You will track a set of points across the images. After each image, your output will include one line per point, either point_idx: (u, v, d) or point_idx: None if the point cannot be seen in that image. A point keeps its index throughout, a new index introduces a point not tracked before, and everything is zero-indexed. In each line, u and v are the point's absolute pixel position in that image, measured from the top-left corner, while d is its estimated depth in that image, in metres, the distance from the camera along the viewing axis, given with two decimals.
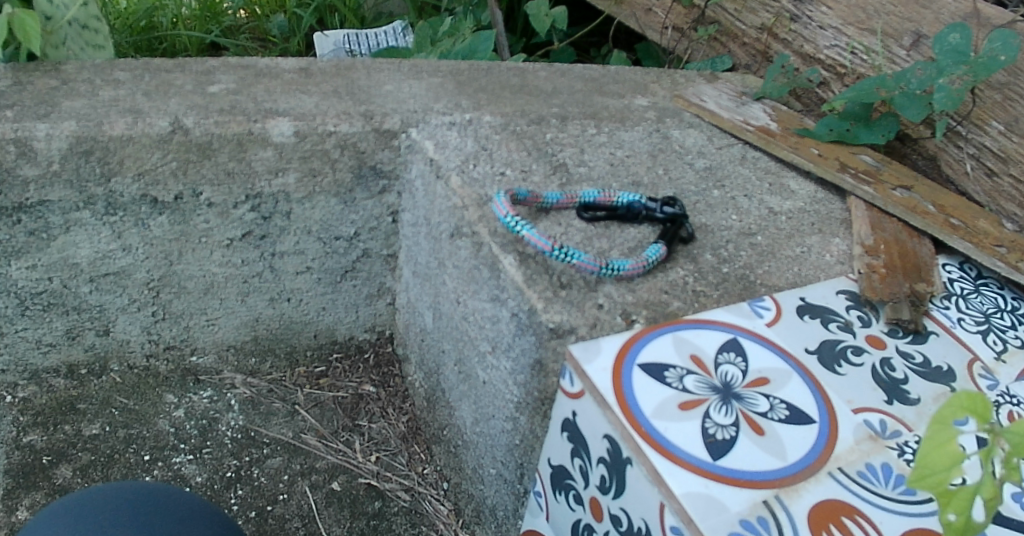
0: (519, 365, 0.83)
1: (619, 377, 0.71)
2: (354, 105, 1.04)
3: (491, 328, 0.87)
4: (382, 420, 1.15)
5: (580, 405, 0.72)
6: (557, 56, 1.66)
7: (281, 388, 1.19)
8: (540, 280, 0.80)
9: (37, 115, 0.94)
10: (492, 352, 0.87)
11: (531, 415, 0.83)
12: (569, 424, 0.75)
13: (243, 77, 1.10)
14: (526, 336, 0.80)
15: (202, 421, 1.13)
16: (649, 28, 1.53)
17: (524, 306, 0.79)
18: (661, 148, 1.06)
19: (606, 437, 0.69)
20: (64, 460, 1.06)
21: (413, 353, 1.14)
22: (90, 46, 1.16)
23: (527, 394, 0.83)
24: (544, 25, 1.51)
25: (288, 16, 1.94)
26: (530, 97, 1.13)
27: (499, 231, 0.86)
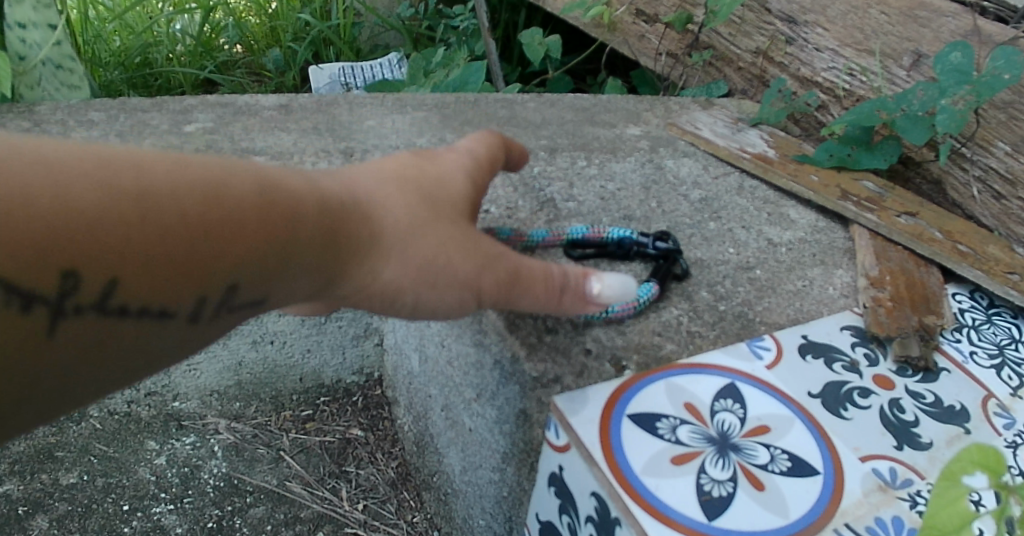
0: (503, 414, 0.78)
1: (607, 429, 0.66)
2: (333, 142, 1.00)
3: (475, 375, 0.82)
4: (370, 466, 1.08)
5: (567, 459, 0.67)
6: (553, 84, 1.61)
7: (265, 433, 1.13)
8: (524, 324, 0.76)
9: None
10: (477, 399, 0.83)
11: (518, 467, 0.78)
12: (556, 479, 0.70)
13: (222, 115, 1.07)
14: (509, 385, 0.76)
15: (184, 469, 1.07)
16: (643, 55, 1.49)
17: (507, 353, 0.75)
18: (654, 179, 1.01)
19: (595, 495, 0.64)
20: (40, 510, 1.02)
21: (401, 395, 1.09)
22: (65, 86, 1.14)
23: (512, 444, 0.78)
24: (539, 54, 1.47)
25: (283, 50, 1.93)
26: (517, 129, 1.08)
27: None
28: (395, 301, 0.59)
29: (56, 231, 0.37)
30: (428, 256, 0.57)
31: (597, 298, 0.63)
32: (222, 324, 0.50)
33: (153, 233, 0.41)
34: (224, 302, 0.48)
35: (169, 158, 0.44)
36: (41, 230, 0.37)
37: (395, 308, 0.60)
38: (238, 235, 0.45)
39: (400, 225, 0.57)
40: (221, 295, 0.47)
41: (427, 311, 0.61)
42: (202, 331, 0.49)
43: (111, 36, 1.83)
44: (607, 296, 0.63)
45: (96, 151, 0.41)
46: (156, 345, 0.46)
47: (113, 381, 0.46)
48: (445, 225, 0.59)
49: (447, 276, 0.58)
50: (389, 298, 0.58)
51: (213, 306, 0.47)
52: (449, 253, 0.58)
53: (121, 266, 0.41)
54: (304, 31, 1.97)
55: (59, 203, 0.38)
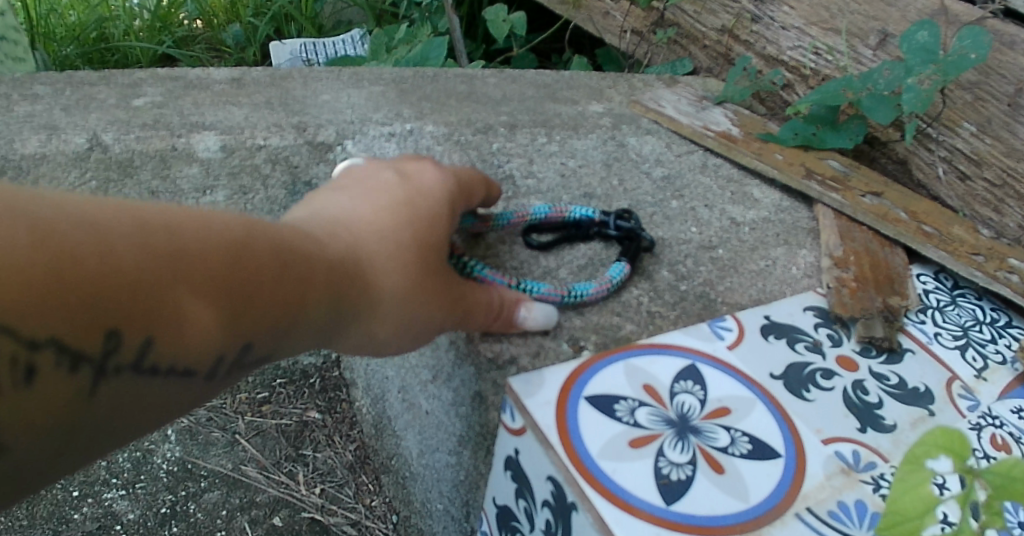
0: (460, 396, 0.76)
1: (563, 413, 0.65)
2: (286, 117, 0.96)
3: (430, 356, 0.81)
4: (328, 449, 1.04)
5: (523, 443, 0.66)
6: (517, 62, 1.57)
7: (220, 416, 1.08)
8: None
9: None
10: (433, 381, 0.81)
11: (474, 450, 0.75)
12: (513, 463, 0.68)
13: (172, 88, 1.02)
14: (464, 366, 0.74)
15: (135, 453, 1.03)
16: (608, 32, 1.46)
17: (462, 333, 0.74)
18: (617, 156, 0.99)
19: (551, 479, 0.63)
20: None
21: (359, 376, 1.04)
22: (11, 58, 1.08)
23: (469, 427, 0.75)
24: (504, 30, 1.43)
25: (243, 25, 1.85)
26: (476, 105, 1.03)
27: None
28: (382, 345, 0.61)
29: (107, 290, 0.37)
30: (419, 303, 0.60)
31: (523, 326, 0.71)
32: (230, 381, 0.49)
33: (192, 297, 0.41)
34: (237, 361, 0.47)
35: (201, 216, 0.44)
36: (94, 292, 0.36)
37: (382, 349, 0.62)
38: (262, 294, 0.46)
39: (399, 276, 0.58)
40: (240, 354, 0.47)
41: (406, 348, 0.63)
42: (211, 390, 0.48)
43: (64, 11, 1.76)
44: (531, 325, 0.71)
45: (130, 209, 0.40)
46: (171, 405, 0.45)
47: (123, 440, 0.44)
48: (433, 273, 0.61)
49: (431, 319, 0.62)
50: (377, 343, 0.60)
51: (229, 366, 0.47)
52: (434, 302, 0.61)
53: (160, 327, 0.40)
54: (265, 6, 1.89)
55: (109, 262, 0.37)
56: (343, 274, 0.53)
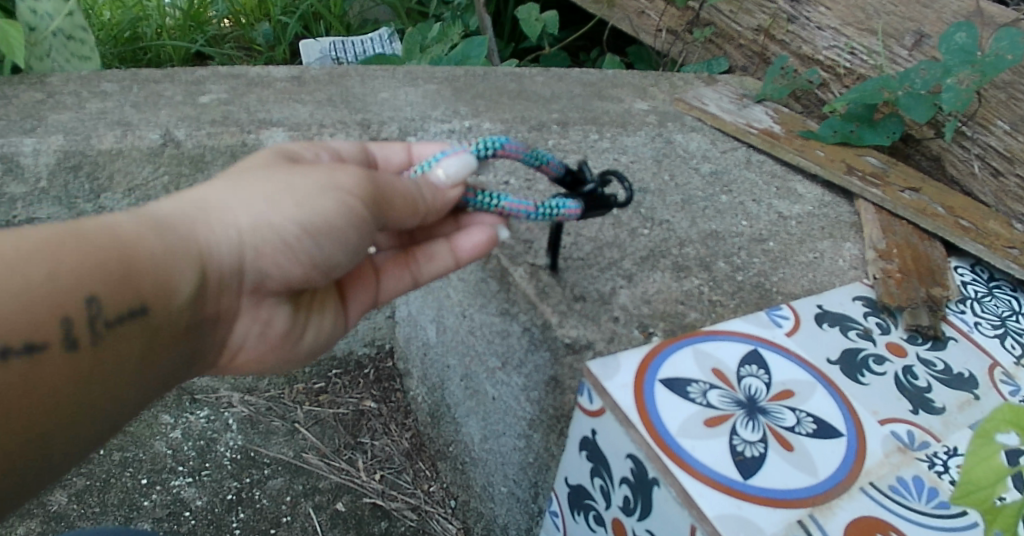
0: (531, 382, 0.82)
1: (641, 394, 0.69)
2: (350, 114, 1.00)
3: (501, 343, 0.87)
4: (385, 437, 1.08)
5: (601, 423, 0.70)
6: (549, 60, 1.52)
7: (279, 405, 1.11)
8: (554, 293, 0.81)
9: (23, 129, 0.96)
10: (503, 368, 0.87)
11: (546, 433, 0.82)
12: (588, 443, 0.73)
13: (235, 86, 1.05)
14: (539, 352, 0.80)
15: (200, 442, 1.07)
16: (643, 31, 1.48)
17: (538, 321, 0.80)
18: (666, 153, 1.03)
19: (631, 457, 0.67)
20: (58, 485, 1.02)
21: (415, 367, 1.08)
22: (76, 57, 1.13)
23: (541, 411, 0.82)
24: (535, 30, 1.34)
25: (273, 25, 1.79)
26: (527, 103, 1.07)
27: (506, 244, 0.87)
28: (285, 245, 0.61)
29: None
30: (265, 192, 0.61)
31: (451, 184, 0.67)
32: (132, 340, 0.57)
33: None
34: (98, 319, 0.55)
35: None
36: None
37: (294, 254, 0.62)
38: (60, 255, 0.53)
39: (216, 190, 0.61)
40: (95, 313, 0.54)
41: (313, 238, 0.61)
42: (117, 350, 0.57)
43: (98, 12, 1.72)
44: (453, 175, 0.67)
45: None
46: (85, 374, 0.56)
47: (86, 415, 0.57)
48: (261, 172, 0.62)
49: (299, 194, 0.60)
50: (273, 243, 0.61)
51: (107, 328, 0.56)
52: (270, 178, 0.61)
53: None
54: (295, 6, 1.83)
55: None
56: (159, 216, 0.59)
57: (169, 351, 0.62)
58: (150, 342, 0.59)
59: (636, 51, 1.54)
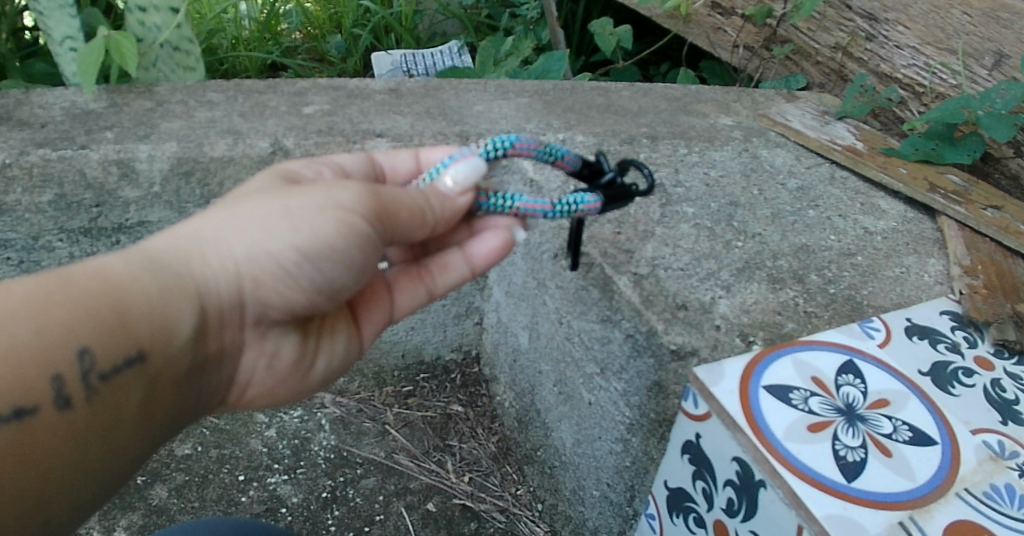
0: (632, 386, 0.88)
1: (747, 399, 0.72)
2: (448, 125, 1.05)
3: (599, 349, 0.93)
4: (473, 440, 1.13)
5: (706, 427, 0.74)
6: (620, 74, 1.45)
7: (370, 407, 1.16)
8: (658, 301, 0.87)
9: (137, 136, 1.01)
10: (601, 374, 0.94)
11: (644, 437, 0.88)
12: (691, 447, 0.76)
13: (337, 97, 1.10)
14: (642, 358, 0.85)
15: (294, 441, 1.11)
16: (720, 47, 1.47)
17: (643, 328, 0.85)
18: (753, 168, 1.07)
19: (737, 459, 0.70)
20: (159, 479, 1.07)
21: (502, 373, 1.14)
22: (182, 68, 1.15)
23: (641, 416, 0.87)
24: (609, 45, 1.33)
25: (345, 36, 1.58)
26: (617, 116, 1.12)
27: (609, 253, 0.94)
28: (283, 271, 0.63)
29: None
30: (260, 220, 0.61)
31: (460, 191, 0.65)
32: (131, 387, 0.60)
33: None
34: (92, 371, 0.58)
35: None
36: None
37: (293, 279, 0.64)
38: (49, 315, 0.56)
39: (207, 223, 0.63)
40: (88, 366, 0.57)
41: (310, 262, 0.62)
42: (116, 400, 0.60)
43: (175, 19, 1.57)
44: (461, 182, 0.65)
45: None
46: (84, 430, 0.59)
47: (106, 457, 0.61)
48: (254, 197, 0.63)
49: (297, 218, 0.60)
50: (270, 271, 0.62)
51: (102, 379, 0.58)
52: (263, 203, 0.62)
53: None
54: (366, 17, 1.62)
55: None
56: (152, 254, 0.61)
57: (173, 393, 0.64)
58: (150, 387, 0.62)
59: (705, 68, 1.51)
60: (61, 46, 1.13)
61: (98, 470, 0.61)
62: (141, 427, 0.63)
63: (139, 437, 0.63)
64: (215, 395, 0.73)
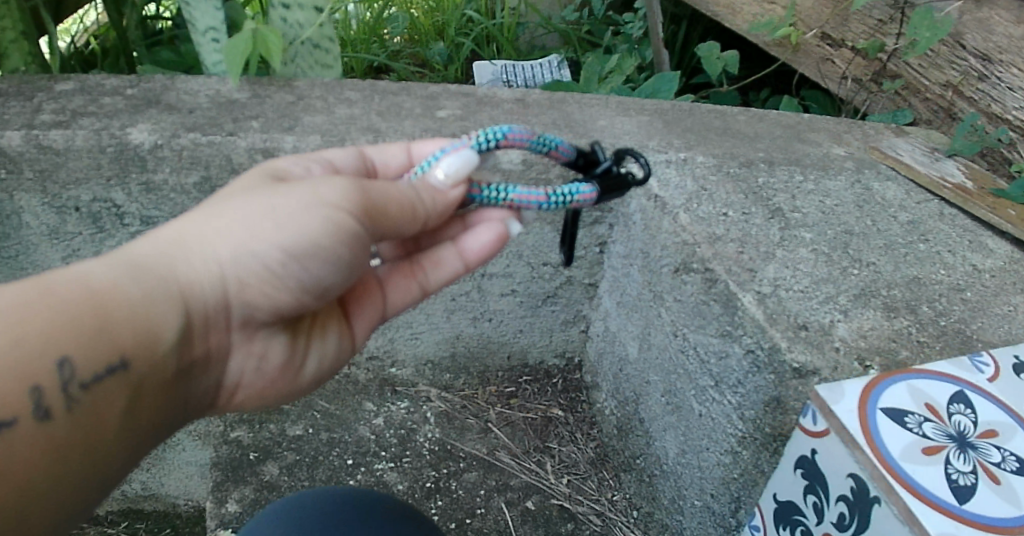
0: (748, 400, 0.90)
1: (866, 419, 0.75)
2: (574, 138, 1.10)
3: (716, 364, 0.95)
4: (572, 444, 1.17)
5: (823, 443, 0.78)
6: (719, 98, 1.45)
7: (473, 404, 1.19)
8: (781, 320, 0.90)
9: (283, 127, 1.06)
10: (716, 387, 0.95)
11: (757, 451, 0.90)
12: (805, 461, 0.80)
13: (468, 103, 1.14)
14: (762, 373, 0.88)
15: (400, 431, 1.15)
16: (828, 78, 1.42)
17: (766, 344, 0.88)
18: (866, 199, 1.10)
19: (852, 476, 0.74)
20: (271, 457, 1.11)
21: (605, 382, 1.19)
22: (319, 64, 1.20)
23: (755, 429, 0.89)
24: (715, 68, 1.38)
25: (446, 43, 1.62)
26: (735, 140, 1.17)
27: (734, 272, 0.95)
28: (268, 272, 0.68)
29: None
30: (246, 221, 0.67)
31: (453, 186, 0.72)
32: (113, 394, 0.63)
33: None
34: (74, 380, 0.61)
35: None
36: None
37: (279, 279, 0.69)
38: (29, 326, 0.59)
39: (187, 229, 0.68)
40: (67, 376, 0.60)
41: (295, 261, 0.68)
42: (99, 409, 0.63)
43: None
44: (452, 175, 0.72)
45: None
46: (65, 443, 0.61)
47: (98, 462, 0.64)
48: (238, 199, 0.68)
49: (284, 218, 0.66)
50: (256, 271, 0.68)
51: (82, 388, 0.61)
52: (247, 208, 0.68)
53: None
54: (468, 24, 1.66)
55: None
56: (138, 259, 0.65)
57: (158, 400, 0.68)
58: (135, 394, 0.65)
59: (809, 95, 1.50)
60: (203, 36, 1.16)
61: (87, 483, 0.64)
62: (124, 437, 0.66)
63: (121, 447, 0.66)
64: (205, 398, 0.77)
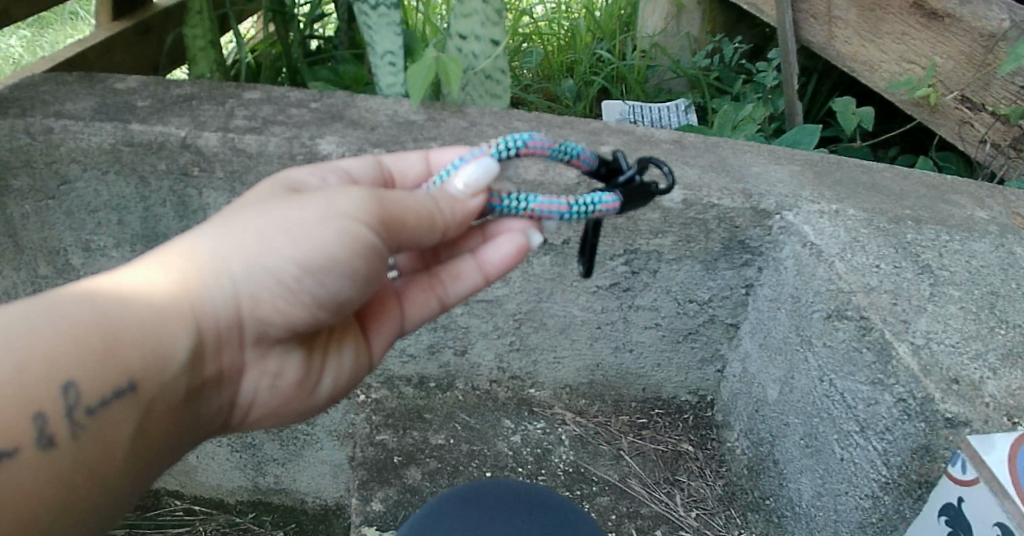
0: (894, 447, 0.90)
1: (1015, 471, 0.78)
2: (731, 182, 1.14)
3: (863, 410, 0.95)
4: (700, 479, 1.20)
5: (970, 491, 0.81)
6: (848, 152, 1.53)
7: (606, 431, 1.24)
8: (934, 371, 0.90)
9: (460, 151, 1.11)
10: (860, 432, 0.95)
11: (900, 496, 0.91)
12: (950, 508, 0.83)
13: (628, 141, 1.20)
14: (912, 422, 0.88)
15: (537, 450, 1.19)
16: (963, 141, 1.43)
17: (919, 394, 0.88)
18: (1011, 263, 1.12)
19: (999, 524, 0.78)
20: (414, 462, 1.15)
21: (738, 422, 1.23)
22: (488, 94, 1.27)
23: (900, 476, 0.90)
24: (851, 123, 1.45)
25: (577, 81, 1.67)
26: (883, 195, 1.22)
27: (889, 320, 0.96)
28: (282, 286, 0.71)
29: None
30: (257, 238, 0.69)
31: (469, 197, 0.74)
32: (121, 418, 0.65)
33: None
34: (78, 406, 0.62)
35: None
36: None
37: (289, 294, 0.72)
38: (34, 351, 0.60)
39: (191, 249, 0.70)
40: (73, 401, 0.62)
41: (306, 277, 0.70)
42: (108, 432, 0.65)
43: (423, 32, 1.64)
44: (470, 188, 0.74)
45: None
46: (69, 469, 0.63)
47: (105, 486, 0.66)
48: (249, 216, 0.71)
49: (299, 234, 0.69)
50: (269, 287, 0.70)
51: (89, 413, 0.63)
52: (253, 226, 0.70)
53: None
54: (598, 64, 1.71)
55: None
56: (143, 278, 0.67)
57: (165, 422, 0.70)
58: (142, 418, 0.67)
59: (944, 158, 1.54)
60: (382, 58, 1.23)
61: (92, 505, 0.66)
62: (132, 461, 0.68)
63: (128, 474, 0.68)
64: (220, 416, 0.80)
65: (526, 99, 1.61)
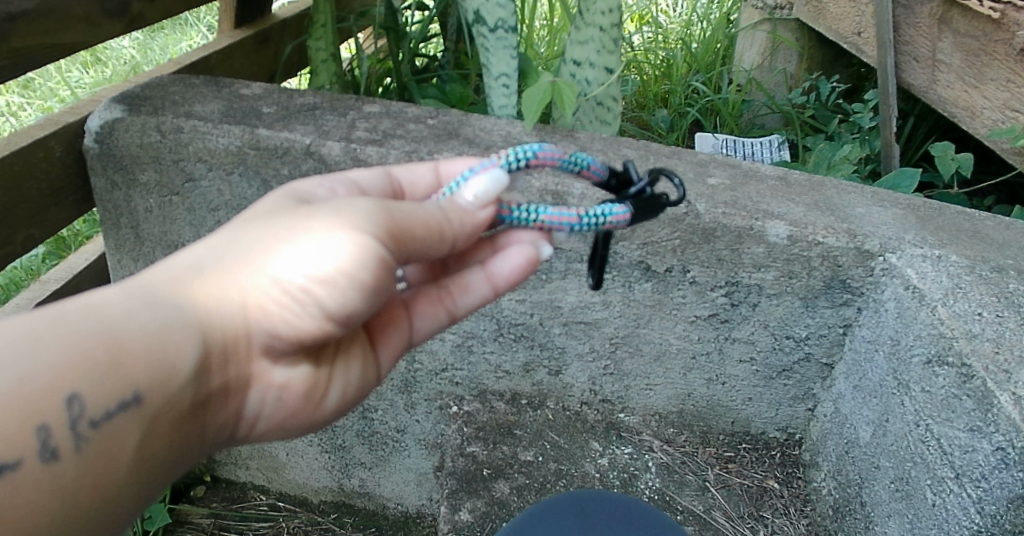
0: (991, 495, 0.87)
1: None
2: (836, 221, 1.12)
3: (960, 457, 0.91)
4: (784, 517, 1.19)
5: None
6: (946, 197, 1.52)
7: (692, 462, 1.25)
8: None
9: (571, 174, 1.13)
10: (955, 478, 0.92)
11: None
12: None
13: (734, 175, 1.21)
14: (1011, 471, 0.85)
15: (624, 474, 1.20)
16: None
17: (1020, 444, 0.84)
18: None
19: None
20: (502, 476, 1.18)
21: (826, 460, 1.20)
22: (598, 120, 1.30)
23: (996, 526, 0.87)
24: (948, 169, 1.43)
25: (672, 112, 1.73)
26: (984, 244, 1.18)
27: (991, 369, 0.91)
28: (291, 300, 0.68)
29: None
30: (270, 253, 0.68)
31: (480, 210, 0.75)
32: (124, 431, 0.65)
33: None
34: (80, 418, 0.62)
35: None
36: None
37: (300, 310, 0.69)
38: (38, 364, 0.60)
39: (201, 262, 0.69)
40: (77, 413, 0.62)
41: (321, 293, 0.67)
42: (111, 444, 0.65)
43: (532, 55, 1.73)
44: (481, 199, 0.74)
45: None
46: (73, 481, 0.64)
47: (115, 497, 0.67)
48: (262, 229, 0.69)
49: (312, 249, 0.66)
50: (279, 302, 0.68)
51: (92, 425, 0.63)
52: (267, 240, 0.68)
53: None
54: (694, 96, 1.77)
55: None
56: (152, 290, 0.67)
57: (169, 438, 0.69)
58: (148, 429, 0.67)
59: None
60: (496, 80, 1.26)
61: (101, 514, 0.66)
62: (136, 473, 0.68)
63: (136, 485, 0.68)
64: (223, 432, 0.77)
65: (621, 128, 1.64)
